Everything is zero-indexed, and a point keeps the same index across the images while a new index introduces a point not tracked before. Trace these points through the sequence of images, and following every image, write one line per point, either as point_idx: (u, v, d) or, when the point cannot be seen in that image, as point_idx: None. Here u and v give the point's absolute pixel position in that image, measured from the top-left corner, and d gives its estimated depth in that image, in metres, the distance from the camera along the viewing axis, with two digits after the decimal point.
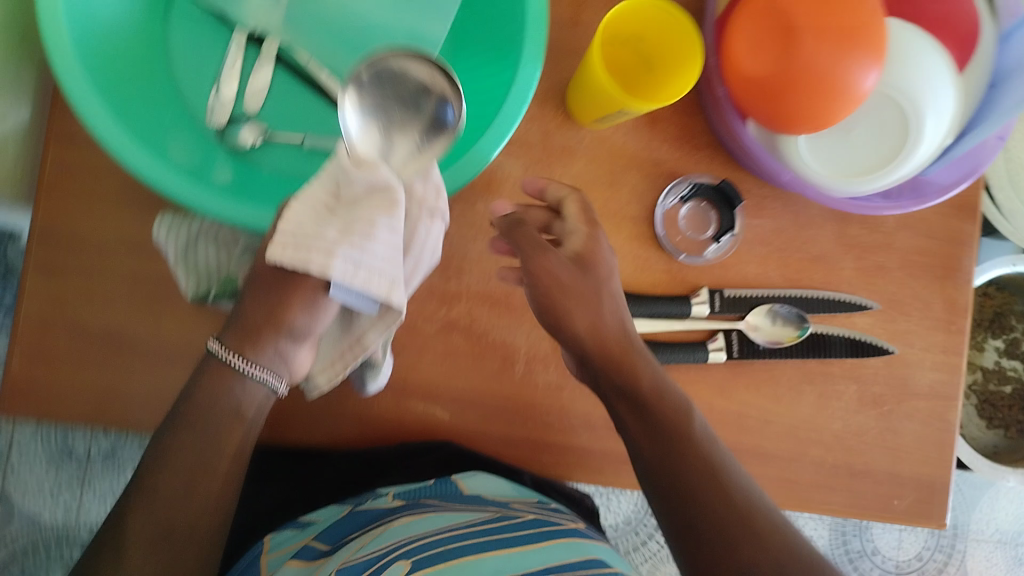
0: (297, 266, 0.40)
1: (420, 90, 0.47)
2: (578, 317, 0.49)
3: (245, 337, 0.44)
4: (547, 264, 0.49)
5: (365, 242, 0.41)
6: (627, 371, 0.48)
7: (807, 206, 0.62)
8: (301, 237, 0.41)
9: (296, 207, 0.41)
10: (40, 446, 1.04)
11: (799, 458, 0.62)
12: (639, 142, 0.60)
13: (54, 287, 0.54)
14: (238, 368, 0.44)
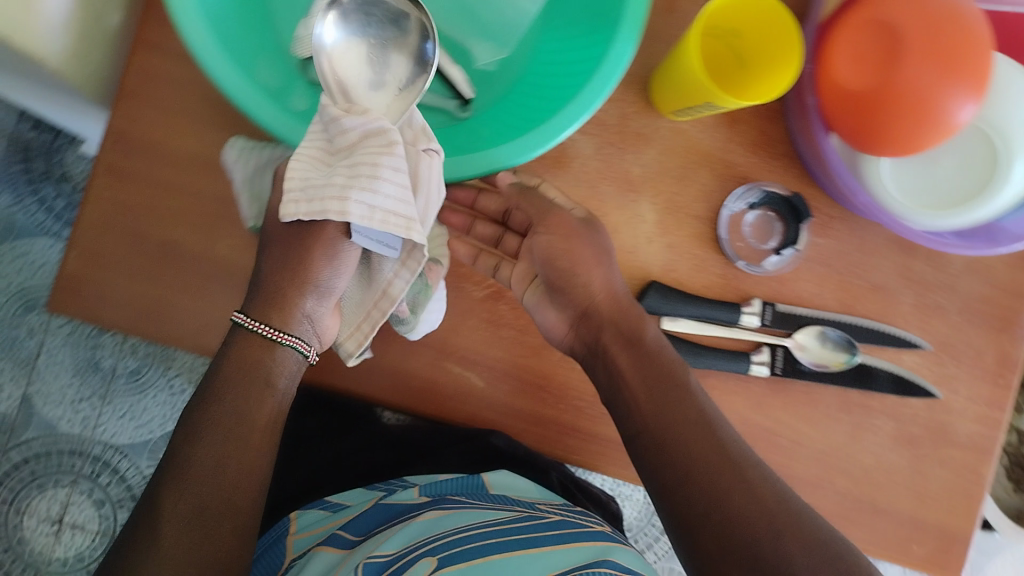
0: (313, 214, 0.46)
1: (398, 25, 0.54)
2: (592, 271, 0.56)
3: (271, 306, 0.50)
4: (561, 215, 0.57)
5: (375, 186, 0.45)
6: (632, 320, 0.55)
7: (874, 232, 0.61)
8: (312, 190, 0.46)
9: (300, 160, 0.46)
10: (69, 354, 1.11)
11: (825, 485, 0.61)
12: (716, 141, 0.60)
13: (120, 193, 0.55)
14: (267, 335, 0.50)
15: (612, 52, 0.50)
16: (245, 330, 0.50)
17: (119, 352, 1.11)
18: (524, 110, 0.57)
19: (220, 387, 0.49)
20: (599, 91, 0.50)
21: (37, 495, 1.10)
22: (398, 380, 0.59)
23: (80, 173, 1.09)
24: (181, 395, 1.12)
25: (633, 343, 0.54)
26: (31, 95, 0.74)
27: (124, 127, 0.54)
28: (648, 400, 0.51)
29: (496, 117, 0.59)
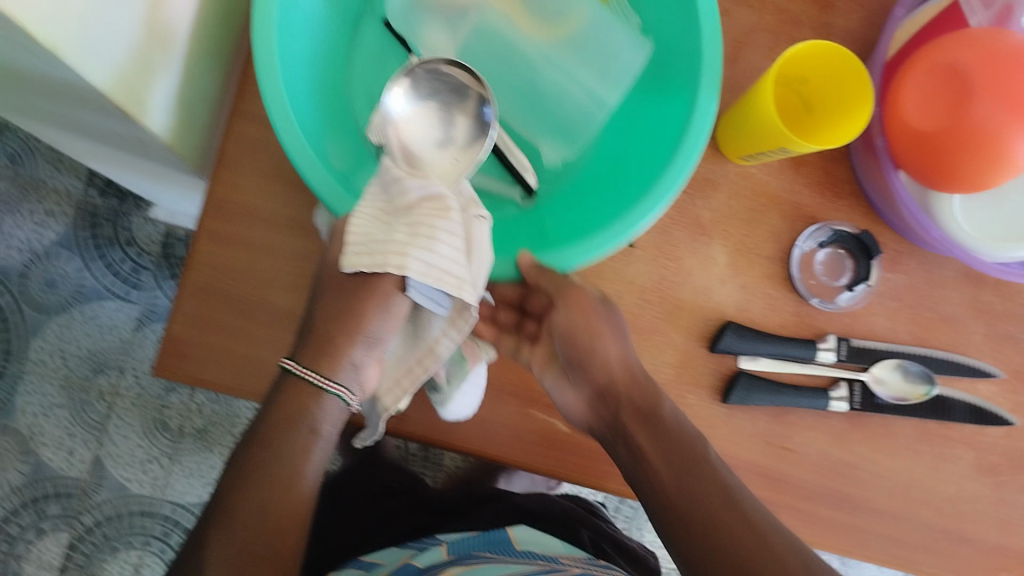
0: (374, 266, 0.48)
1: (460, 90, 0.58)
2: (610, 346, 0.54)
3: (322, 354, 0.51)
4: (581, 295, 0.55)
5: (433, 245, 0.48)
6: (649, 395, 0.53)
7: (940, 265, 0.63)
8: (374, 244, 0.48)
9: (359, 218, 0.48)
10: (138, 416, 1.14)
11: (907, 516, 0.62)
12: (783, 183, 0.62)
13: (221, 255, 0.58)
14: (318, 383, 0.51)
15: (689, 134, 0.52)
16: (295, 379, 0.51)
17: (185, 412, 1.15)
18: (596, 205, 0.59)
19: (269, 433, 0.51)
20: (669, 184, 0.52)
21: (110, 557, 1.11)
22: (485, 427, 0.60)
23: (146, 238, 1.12)
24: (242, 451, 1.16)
25: (653, 422, 0.52)
26: (117, 166, 0.78)
27: (225, 195, 0.58)
28: (665, 467, 0.50)
29: (566, 211, 0.62)
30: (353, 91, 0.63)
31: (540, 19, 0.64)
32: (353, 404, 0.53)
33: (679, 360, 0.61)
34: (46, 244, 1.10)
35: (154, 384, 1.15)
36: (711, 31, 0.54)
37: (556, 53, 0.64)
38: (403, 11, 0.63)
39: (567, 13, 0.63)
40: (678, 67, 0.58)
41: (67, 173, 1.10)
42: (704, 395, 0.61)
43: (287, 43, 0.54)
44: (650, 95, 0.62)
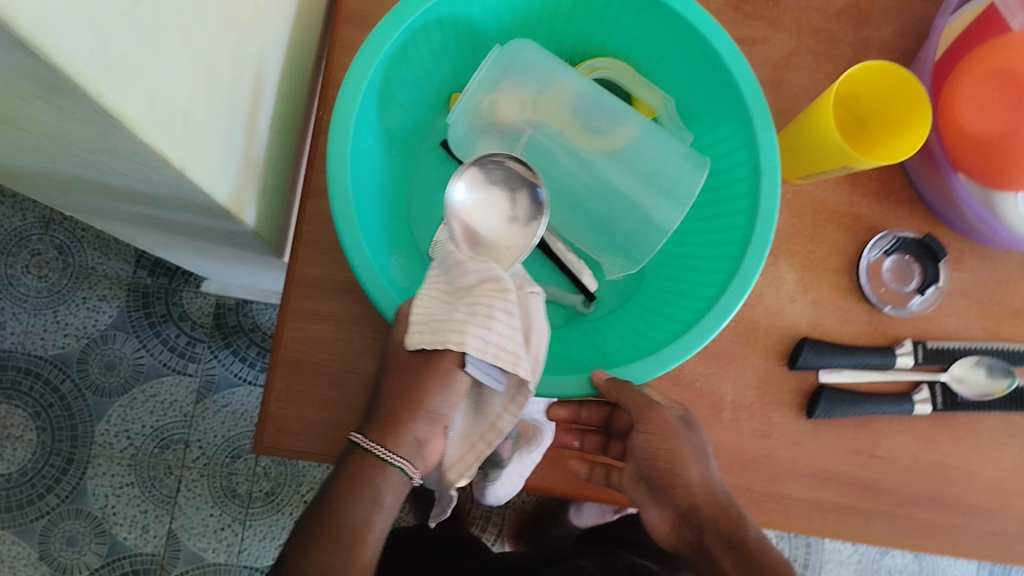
0: (434, 343, 0.50)
1: (514, 177, 0.59)
2: (691, 467, 0.55)
3: (388, 430, 0.52)
4: (661, 418, 0.55)
5: (488, 323, 0.50)
6: (733, 521, 0.53)
7: (1003, 258, 0.64)
8: (434, 324, 0.50)
9: (423, 300, 0.51)
10: (206, 486, 1.15)
11: (1003, 509, 0.62)
12: (840, 197, 0.63)
13: (307, 330, 0.61)
14: (380, 456, 0.52)
15: (755, 239, 0.55)
16: (362, 452, 0.52)
17: (252, 476, 1.16)
18: (659, 315, 0.62)
19: (339, 505, 0.51)
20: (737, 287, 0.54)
21: None
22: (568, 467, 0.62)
23: (198, 311, 1.16)
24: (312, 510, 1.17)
25: (734, 545, 0.52)
26: (181, 251, 0.81)
27: (305, 273, 0.61)
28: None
29: (629, 320, 0.64)
30: (418, 216, 0.67)
31: (594, 138, 0.67)
32: (415, 476, 0.53)
33: (760, 380, 0.62)
34: (102, 328, 1.14)
35: (219, 453, 1.16)
36: (768, 140, 0.56)
37: (614, 174, 0.67)
38: (465, 136, 0.66)
39: (618, 133, 0.66)
40: (735, 180, 0.61)
41: (116, 258, 1.14)
42: (788, 412, 0.62)
43: (359, 178, 0.57)
44: (710, 211, 0.64)
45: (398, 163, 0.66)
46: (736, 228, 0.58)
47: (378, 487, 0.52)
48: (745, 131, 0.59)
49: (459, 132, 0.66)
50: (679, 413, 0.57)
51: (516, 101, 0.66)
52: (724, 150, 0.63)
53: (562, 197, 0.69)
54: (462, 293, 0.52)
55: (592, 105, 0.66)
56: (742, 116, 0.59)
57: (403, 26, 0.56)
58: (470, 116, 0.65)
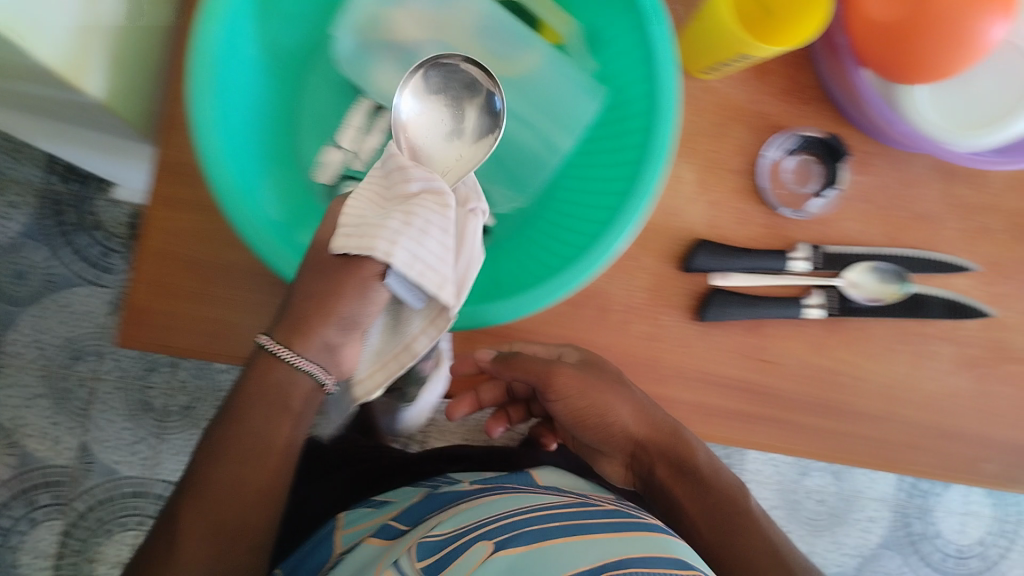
0: (363, 249, 0.44)
1: (469, 84, 0.54)
2: (621, 408, 0.56)
3: (295, 330, 0.45)
4: (568, 376, 0.56)
5: (422, 242, 0.45)
6: (684, 455, 0.57)
7: (910, 162, 0.62)
8: (363, 229, 0.44)
9: (356, 201, 0.46)
10: (121, 398, 1.12)
11: (889, 416, 0.63)
12: (747, 95, 0.60)
13: (178, 219, 0.57)
14: (287, 361, 0.45)
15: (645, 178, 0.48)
16: (265, 355, 0.45)
17: (171, 389, 1.13)
18: (544, 249, 0.53)
19: (239, 403, 0.46)
20: (626, 225, 0.48)
21: (105, 540, 1.10)
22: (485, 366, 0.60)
23: (113, 220, 1.10)
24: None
25: (688, 472, 0.58)
26: (70, 139, 0.76)
27: (174, 156, 0.56)
28: (704, 523, 0.57)
29: (515, 258, 0.55)
30: (303, 141, 0.56)
31: (492, 56, 0.56)
32: (325, 382, 0.47)
33: (653, 282, 0.60)
34: (12, 235, 1.09)
35: (135, 365, 1.13)
36: (667, 63, 0.49)
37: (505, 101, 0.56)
38: (354, 52, 0.54)
39: (516, 58, 0.55)
40: (628, 104, 0.52)
41: (26, 162, 1.08)
42: (678, 315, 0.60)
43: (227, 86, 0.48)
44: (601, 141, 0.54)
45: (280, 82, 0.55)
46: (627, 162, 0.51)
47: (287, 394, 0.46)
48: (642, 47, 0.50)
49: (346, 48, 0.54)
50: (577, 356, 0.57)
51: (411, 13, 0.56)
52: (610, 67, 0.54)
53: None
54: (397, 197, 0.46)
55: (487, 26, 0.55)
56: (642, 43, 0.50)
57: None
58: (359, 29, 0.54)
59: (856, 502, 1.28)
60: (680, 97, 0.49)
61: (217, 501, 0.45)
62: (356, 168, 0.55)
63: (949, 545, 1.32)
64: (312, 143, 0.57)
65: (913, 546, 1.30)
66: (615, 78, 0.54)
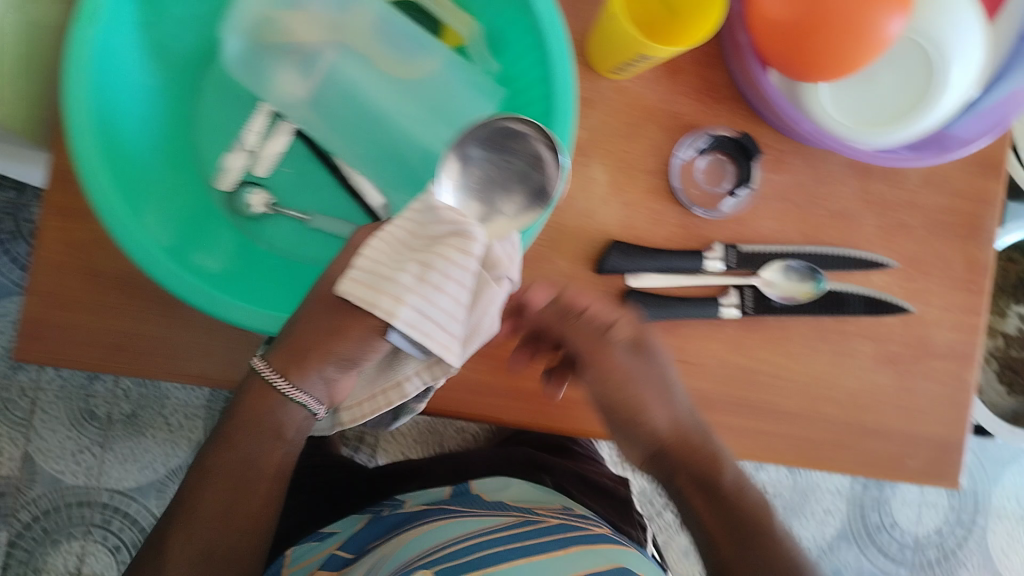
0: (366, 304, 0.41)
1: (526, 157, 0.44)
2: (656, 411, 0.51)
3: (292, 361, 0.44)
4: (614, 362, 0.50)
5: (431, 304, 0.41)
6: (706, 465, 0.50)
7: (827, 160, 0.61)
8: (378, 277, 0.41)
9: (376, 243, 0.41)
10: (62, 407, 1.06)
11: (811, 414, 0.62)
12: (660, 94, 0.59)
13: (72, 229, 0.54)
14: (284, 393, 0.44)
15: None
16: (257, 377, 0.45)
17: (112, 399, 1.07)
18: None
19: (230, 429, 0.46)
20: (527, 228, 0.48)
21: (52, 551, 1.06)
22: (482, 389, 0.58)
23: None
24: (182, 435, 1.09)
25: (711, 493, 0.50)
26: None
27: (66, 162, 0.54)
28: (721, 527, 0.49)
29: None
30: (201, 144, 0.54)
31: (390, 58, 0.53)
32: (317, 409, 0.46)
33: None
34: None
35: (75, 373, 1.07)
36: (564, 67, 0.48)
37: (402, 104, 0.54)
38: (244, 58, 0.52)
39: (414, 61, 0.53)
40: (526, 106, 0.51)
41: None
42: None
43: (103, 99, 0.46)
44: None
45: (167, 86, 0.53)
46: None
47: (279, 421, 0.46)
48: (539, 50, 0.49)
49: (233, 52, 0.52)
50: (632, 330, 0.51)
51: (307, 15, 0.53)
52: (508, 68, 0.52)
53: (343, 119, 0.54)
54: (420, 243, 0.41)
55: (383, 27, 0.53)
56: (537, 45, 0.49)
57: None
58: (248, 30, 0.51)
59: (811, 493, 1.23)
60: (576, 102, 0.48)
61: (206, 521, 0.46)
62: (258, 172, 0.54)
63: (906, 536, 1.25)
64: (212, 144, 0.54)
65: (870, 539, 1.25)
66: (514, 80, 0.52)
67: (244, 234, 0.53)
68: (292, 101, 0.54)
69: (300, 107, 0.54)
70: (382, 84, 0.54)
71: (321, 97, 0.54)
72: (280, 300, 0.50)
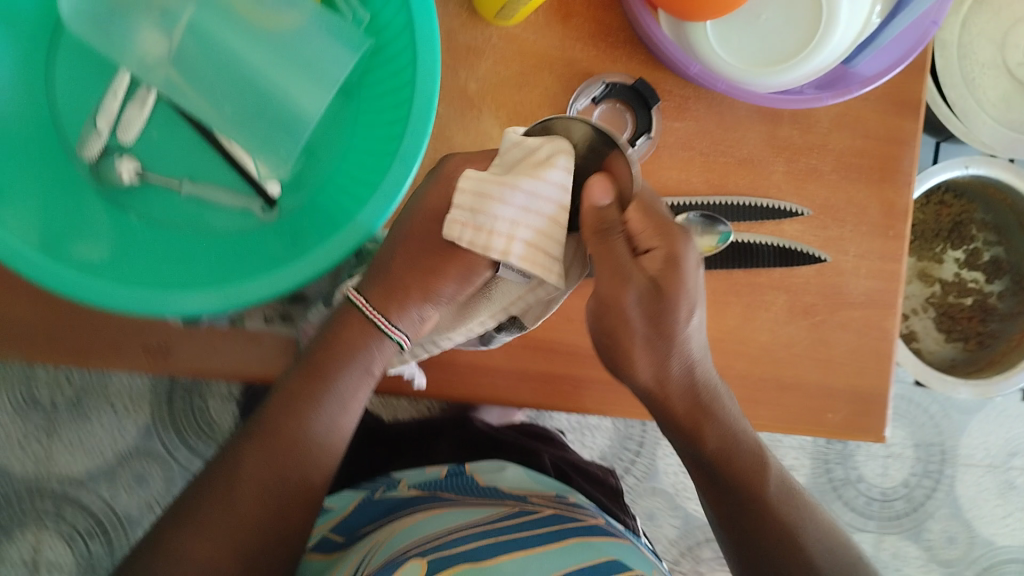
0: (478, 244, 0.44)
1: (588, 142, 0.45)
2: (642, 367, 0.47)
3: (391, 298, 0.47)
4: (618, 298, 0.45)
5: (545, 231, 0.44)
6: (690, 435, 0.49)
7: (731, 104, 0.58)
8: (478, 212, 0.44)
9: (472, 176, 0.44)
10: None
11: (725, 371, 0.60)
12: (552, 41, 0.55)
13: None
14: (378, 325, 0.47)
15: (407, 138, 0.45)
16: (357, 315, 0.47)
17: (51, 382, 0.92)
18: (334, 203, 0.50)
19: (324, 362, 0.47)
20: (393, 193, 0.45)
21: (7, 544, 0.91)
22: (475, 369, 0.56)
23: None
24: (130, 416, 0.93)
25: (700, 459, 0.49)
26: None
27: None
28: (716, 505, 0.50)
29: (300, 226, 0.51)
30: (59, 113, 0.51)
31: (249, 8, 0.51)
32: (400, 340, 0.47)
33: None
34: None
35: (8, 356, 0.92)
36: (425, 13, 0.45)
37: (262, 56, 0.52)
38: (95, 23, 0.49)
39: (273, 13, 0.51)
40: (394, 58, 0.48)
41: None
42: None
43: None
44: (377, 94, 0.50)
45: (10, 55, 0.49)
46: (395, 120, 0.47)
47: (365, 360, 0.47)
48: None
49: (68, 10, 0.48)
50: (656, 268, 0.45)
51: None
52: (377, 19, 0.49)
53: (213, 71, 0.52)
54: (517, 169, 0.44)
55: None
56: None
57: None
58: None
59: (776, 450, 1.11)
60: (441, 48, 0.45)
61: (285, 450, 0.45)
62: (123, 138, 0.51)
63: (872, 489, 1.14)
64: (74, 113, 0.51)
65: (836, 493, 1.13)
66: (382, 31, 0.49)
67: (115, 206, 0.51)
68: (152, 63, 0.50)
69: (161, 67, 0.50)
70: (245, 37, 0.51)
71: (188, 49, 0.51)
72: (163, 280, 0.47)
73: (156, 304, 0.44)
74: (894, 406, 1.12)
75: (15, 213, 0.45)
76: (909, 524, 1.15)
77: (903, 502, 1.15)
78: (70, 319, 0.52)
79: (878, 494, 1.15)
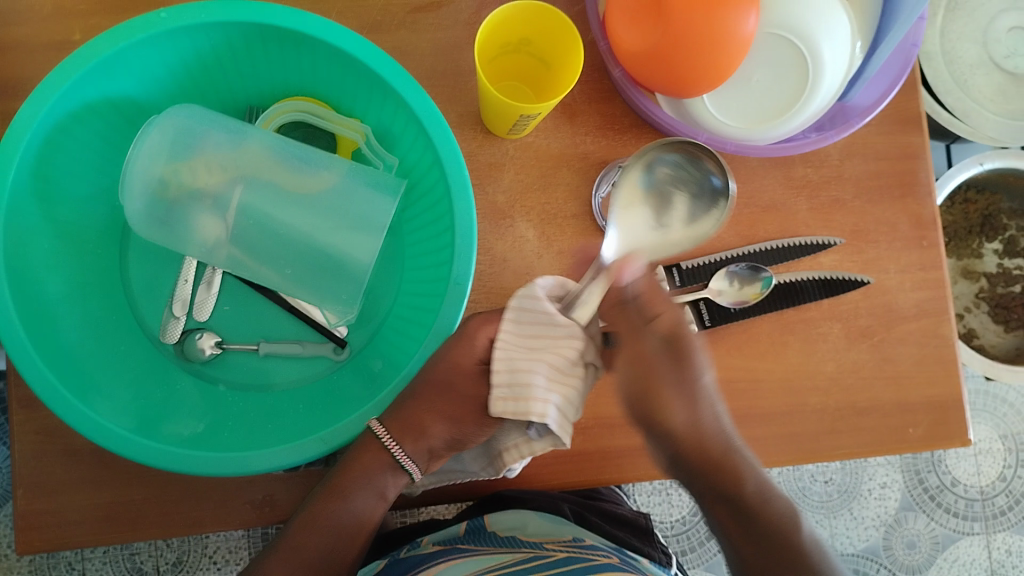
0: (520, 415, 0.47)
1: (693, 174, 0.48)
2: (672, 413, 0.45)
3: (407, 428, 0.50)
4: (641, 348, 0.46)
5: (572, 397, 0.48)
6: (729, 473, 0.45)
7: (743, 158, 0.61)
8: (517, 387, 0.47)
9: (506, 345, 0.47)
10: (109, 571, 0.92)
11: (801, 409, 0.61)
12: (565, 140, 0.59)
13: (38, 419, 0.54)
14: (392, 450, 0.49)
15: (456, 265, 0.49)
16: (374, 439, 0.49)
17: (152, 550, 0.93)
18: (400, 337, 0.54)
19: (343, 484, 0.49)
20: (453, 315, 0.49)
21: None
22: (555, 460, 0.58)
23: None
24: (232, 566, 0.94)
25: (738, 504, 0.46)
26: None
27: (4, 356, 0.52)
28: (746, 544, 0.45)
29: (373, 362, 0.55)
30: (139, 308, 0.56)
31: (293, 181, 0.55)
32: (411, 472, 0.51)
33: None
34: None
35: None
36: (450, 148, 0.49)
37: (313, 221, 0.55)
38: (153, 218, 0.53)
39: (313, 179, 0.55)
40: (429, 190, 0.53)
41: None
42: None
43: (29, 296, 0.48)
44: (422, 229, 0.55)
45: (86, 268, 0.54)
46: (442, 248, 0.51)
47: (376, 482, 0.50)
48: (426, 137, 0.50)
49: (136, 212, 0.53)
50: (672, 325, 0.46)
51: (205, 159, 0.54)
52: (405, 161, 0.55)
53: None
54: (542, 345, 0.47)
55: (288, 156, 0.54)
56: (417, 128, 0.51)
57: (100, 57, 0.46)
58: (147, 191, 0.53)
59: (863, 471, 1.10)
60: (469, 175, 0.49)
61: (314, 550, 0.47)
62: (199, 318, 0.56)
63: (970, 490, 1.12)
64: (151, 305, 0.56)
65: (935, 502, 1.11)
66: (411, 169, 0.54)
67: (203, 379, 0.55)
68: (213, 244, 0.55)
69: (222, 248, 0.55)
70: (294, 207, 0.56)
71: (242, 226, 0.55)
72: (256, 439, 0.51)
73: (262, 463, 0.46)
74: (972, 403, 1.12)
75: (111, 404, 0.49)
76: (1016, 517, 1.13)
77: (1004, 497, 1.13)
78: (173, 492, 0.55)
79: (977, 493, 1.12)
